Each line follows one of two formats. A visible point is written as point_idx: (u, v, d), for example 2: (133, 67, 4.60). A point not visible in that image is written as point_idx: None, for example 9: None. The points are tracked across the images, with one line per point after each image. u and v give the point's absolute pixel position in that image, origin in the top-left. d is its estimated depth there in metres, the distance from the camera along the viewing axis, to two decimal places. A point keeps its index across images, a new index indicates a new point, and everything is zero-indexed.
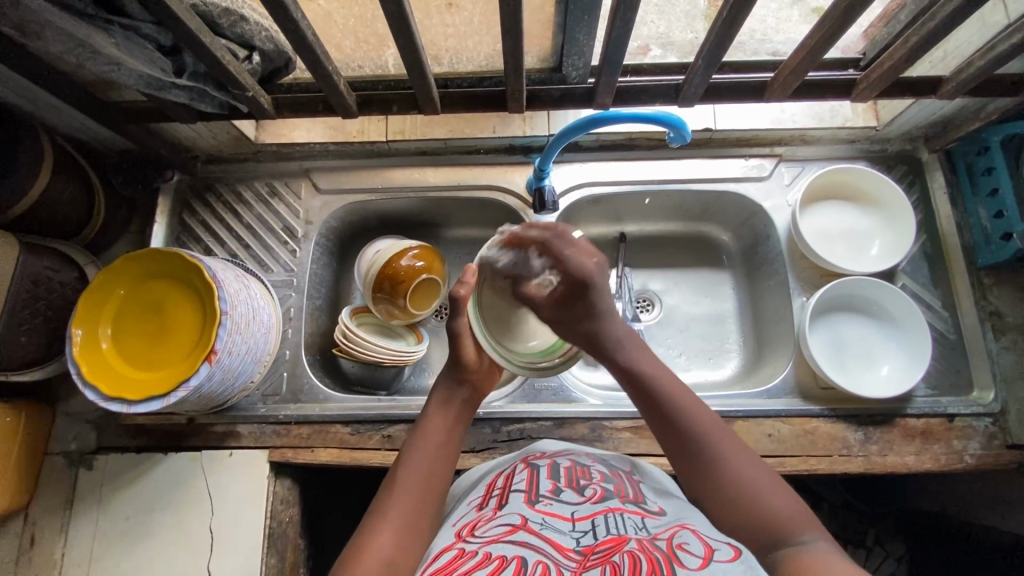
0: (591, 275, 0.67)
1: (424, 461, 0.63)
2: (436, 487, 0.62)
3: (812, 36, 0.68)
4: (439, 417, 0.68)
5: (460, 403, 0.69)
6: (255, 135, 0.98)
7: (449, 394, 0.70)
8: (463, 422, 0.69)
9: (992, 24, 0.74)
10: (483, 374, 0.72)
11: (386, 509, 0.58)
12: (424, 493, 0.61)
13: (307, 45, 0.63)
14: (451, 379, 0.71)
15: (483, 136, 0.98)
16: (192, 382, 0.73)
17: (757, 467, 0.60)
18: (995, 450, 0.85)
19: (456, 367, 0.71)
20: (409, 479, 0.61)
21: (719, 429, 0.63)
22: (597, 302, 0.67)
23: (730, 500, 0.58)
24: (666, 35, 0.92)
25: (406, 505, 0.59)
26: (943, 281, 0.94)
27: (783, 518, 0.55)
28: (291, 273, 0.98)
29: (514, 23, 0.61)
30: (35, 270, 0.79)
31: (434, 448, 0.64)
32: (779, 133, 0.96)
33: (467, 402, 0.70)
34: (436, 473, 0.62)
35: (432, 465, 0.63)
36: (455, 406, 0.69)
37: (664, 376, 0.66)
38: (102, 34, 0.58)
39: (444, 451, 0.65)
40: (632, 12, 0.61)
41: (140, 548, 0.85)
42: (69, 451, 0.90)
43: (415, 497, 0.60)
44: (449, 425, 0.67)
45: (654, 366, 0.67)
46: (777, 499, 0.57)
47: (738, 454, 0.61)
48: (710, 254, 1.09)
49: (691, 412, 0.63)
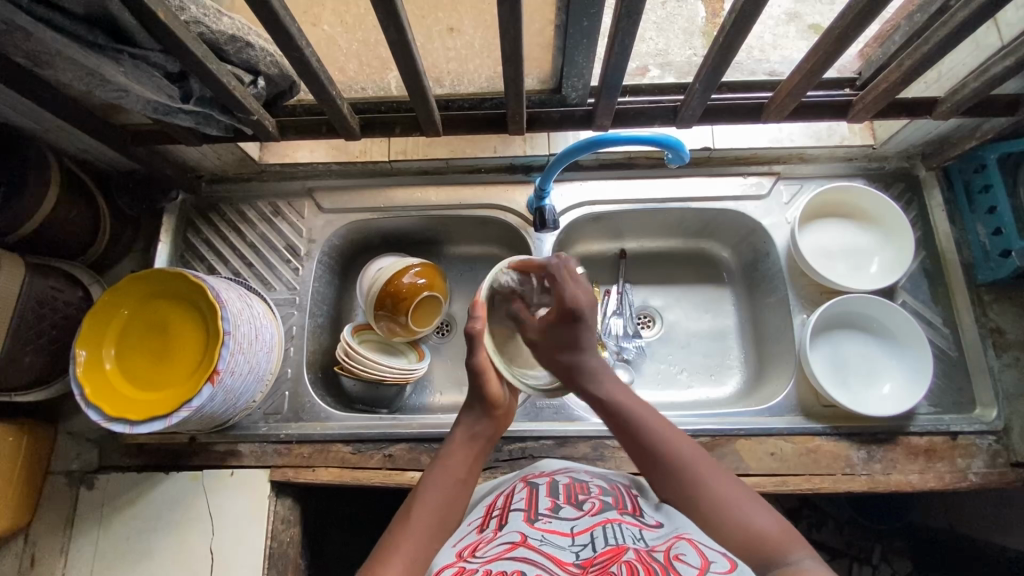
0: (582, 308, 0.67)
1: (442, 495, 0.62)
2: (446, 527, 0.60)
3: (808, 59, 0.69)
4: (461, 452, 0.67)
5: (483, 441, 0.68)
6: (259, 155, 0.99)
7: (471, 428, 0.69)
8: (482, 458, 0.68)
9: (986, 46, 0.76)
10: (505, 411, 0.71)
11: (398, 540, 0.57)
12: (437, 530, 0.59)
13: (312, 71, 0.65)
14: (476, 412, 0.69)
15: (484, 156, 1.00)
16: (195, 403, 0.73)
17: (737, 488, 0.58)
18: (1000, 468, 0.85)
19: (480, 402, 0.69)
20: (423, 513, 0.60)
21: (700, 453, 0.62)
22: (581, 336, 0.67)
23: (718, 524, 0.56)
24: (665, 53, 0.97)
25: (418, 541, 0.57)
26: (944, 298, 0.94)
27: (769, 538, 0.53)
28: (294, 291, 0.98)
29: (515, 51, 0.62)
30: (41, 290, 0.80)
31: (452, 484, 0.63)
32: (778, 152, 0.98)
33: (488, 439, 0.69)
34: (449, 509, 0.61)
35: (448, 502, 0.62)
36: (477, 444, 0.68)
37: (645, 409, 0.65)
38: (112, 63, 0.60)
39: (460, 488, 0.63)
40: (631, 39, 0.62)
41: (141, 571, 0.85)
42: (70, 471, 0.90)
43: (428, 532, 0.58)
44: (469, 462, 0.66)
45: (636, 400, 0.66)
46: (760, 517, 0.55)
47: (720, 476, 0.59)
48: (711, 270, 1.10)
49: (671, 440, 0.62)
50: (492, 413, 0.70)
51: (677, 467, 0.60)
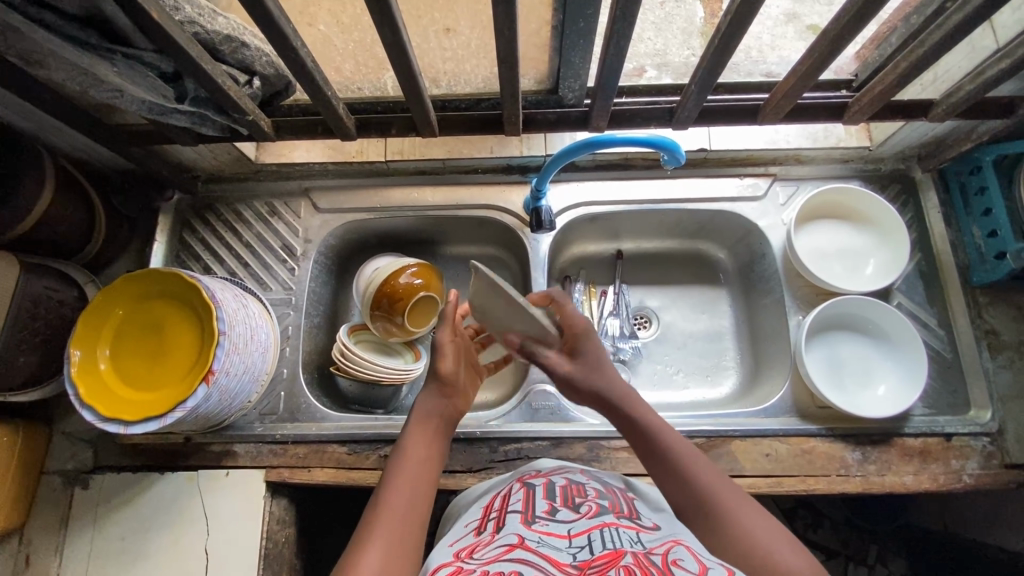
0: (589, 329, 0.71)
1: (410, 480, 0.62)
2: (420, 511, 0.60)
3: (804, 61, 0.69)
4: (422, 435, 0.66)
5: (440, 423, 0.68)
6: (255, 155, 0.99)
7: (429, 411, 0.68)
8: (444, 440, 0.68)
9: (982, 48, 0.76)
10: (461, 390, 0.70)
11: (373, 529, 0.57)
12: (411, 515, 0.59)
13: (306, 71, 0.64)
14: (430, 396, 0.69)
15: (482, 156, 1.00)
16: (190, 403, 0.73)
17: (762, 517, 0.59)
18: (994, 469, 0.85)
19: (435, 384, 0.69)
20: (394, 500, 0.60)
21: (723, 478, 0.63)
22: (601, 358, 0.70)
23: (737, 549, 0.56)
24: (663, 54, 0.97)
25: (393, 529, 0.57)
26: (939, 299, 0.94)
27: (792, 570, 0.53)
28: (290, 291, 0.98)
29: (510, 53, 0.62)
30: (35, 290, 0.79)
31: (418, 468, 0.63)
32: (775, 153, 0.98)
33: (446, 420, 0.69)
34: (421, 492, 0.61)
35: (419, 485, 0.62)
36: (436, 426, 0.67)
37: (669, 429, 0.67)
38: (106, 63, 0.59)
39: (427, 471, 0.63)
40: (626, 40, 0.62)
41: (135, 571, 0.84)
42: (66, 470, 0.90)
43: (401, 518, 0.58)
44: (430, 444, 0.66)
45: (658, 420, 0.67)
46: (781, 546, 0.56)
47: (744, 506, 0.60)
48: (707, 271, 1.10)
49: (698, 468, 0.63)
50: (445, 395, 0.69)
51: (700, 489, 0.61)
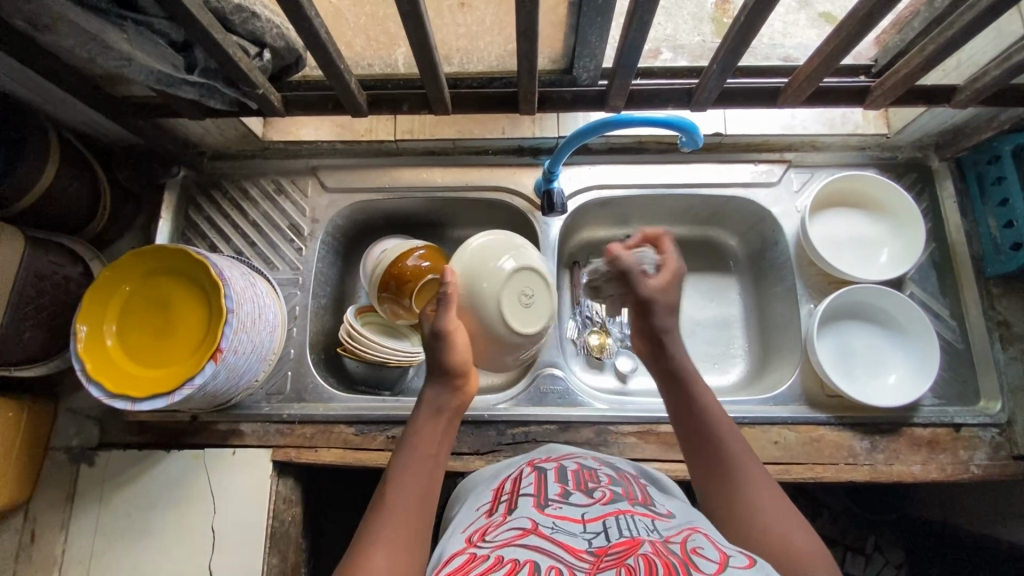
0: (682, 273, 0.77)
1: (417, 473, 0.61)
2: (428, 505, 0.60)
3: (828, 42, 0.67)
4: (430, 425, 0.65)
5: (447, 414, 0.67)
6: (262, 132, 0.98)
7: (434, 405, 0.67)
8: (450, 432, 0.67)
9: (1008, 33, 0.75)
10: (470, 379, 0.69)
11: (381, 523, 0.56)
12: (419, 509, 0.59)
13: (320, 43, 0.63)
14: (436, 386, 0.67)
15: (492, 137, 0.99)
16: (198, 380, 0.72)
17: (777, 501, 0.58)
18: (1002, 460, 0.85)
19: (443, 371, 0.67)
20: (402, 492, 0.59)
21: (752, 464, 0.62)
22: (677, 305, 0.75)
23: (749, 534, 0.56)
24: (675, 37, 0.95)
25: (403, 522, 0.57)
26: (952, 289, 0.93)
27: (799, 552, 0.53)
28: (297, 271, 0.97)
29: (529, 26, 0.60)
30: (40, 265, 0.78)
31: (426, 459, 0.62)
32: (790, 139, 0.97)
33: (453, 411, 0.68)
34: (427, 484, 0.61)
35: (425, 480, 0.61)
36: (443, 416, 0.66)
37: (714, 403, 0.67)
38: (114, 29, 0.58)
39: (435, 463, 0.63)
40: (650, 15, 0.60)
41: (142, 547, 0.85)
42: (70, 447, 0.89)
43: (410, 511, 0.58)
44: (439, 435, 0.65)
45: (707, 391, 0.68)
46: (791, 530, 0.55)
47: (761, 489, 0.60)
48: (718, 258, 1.09)
49: (728, 447, 0.63)
50: (453, 384, 0.68)
51: (724, 467, 0.62)
